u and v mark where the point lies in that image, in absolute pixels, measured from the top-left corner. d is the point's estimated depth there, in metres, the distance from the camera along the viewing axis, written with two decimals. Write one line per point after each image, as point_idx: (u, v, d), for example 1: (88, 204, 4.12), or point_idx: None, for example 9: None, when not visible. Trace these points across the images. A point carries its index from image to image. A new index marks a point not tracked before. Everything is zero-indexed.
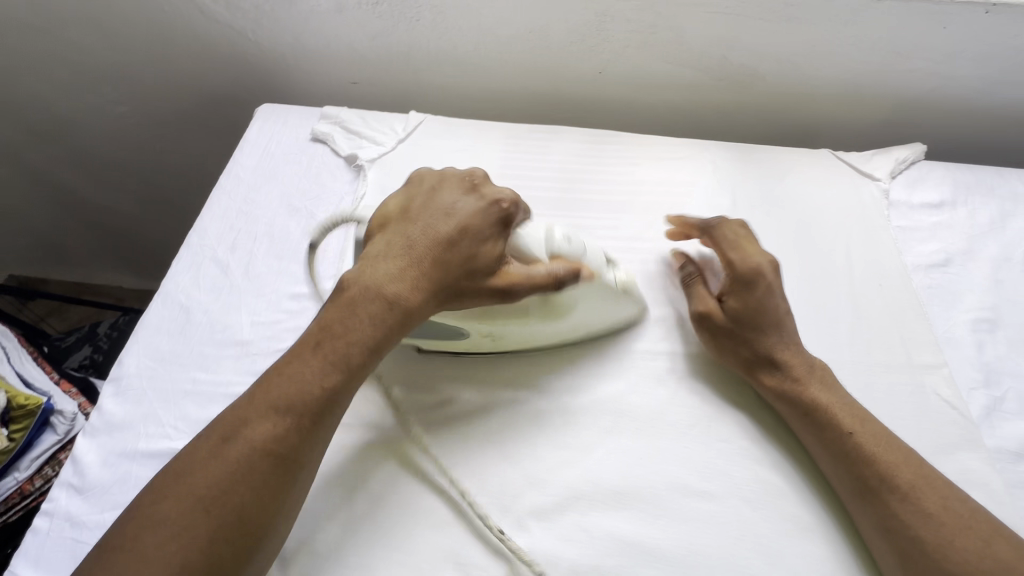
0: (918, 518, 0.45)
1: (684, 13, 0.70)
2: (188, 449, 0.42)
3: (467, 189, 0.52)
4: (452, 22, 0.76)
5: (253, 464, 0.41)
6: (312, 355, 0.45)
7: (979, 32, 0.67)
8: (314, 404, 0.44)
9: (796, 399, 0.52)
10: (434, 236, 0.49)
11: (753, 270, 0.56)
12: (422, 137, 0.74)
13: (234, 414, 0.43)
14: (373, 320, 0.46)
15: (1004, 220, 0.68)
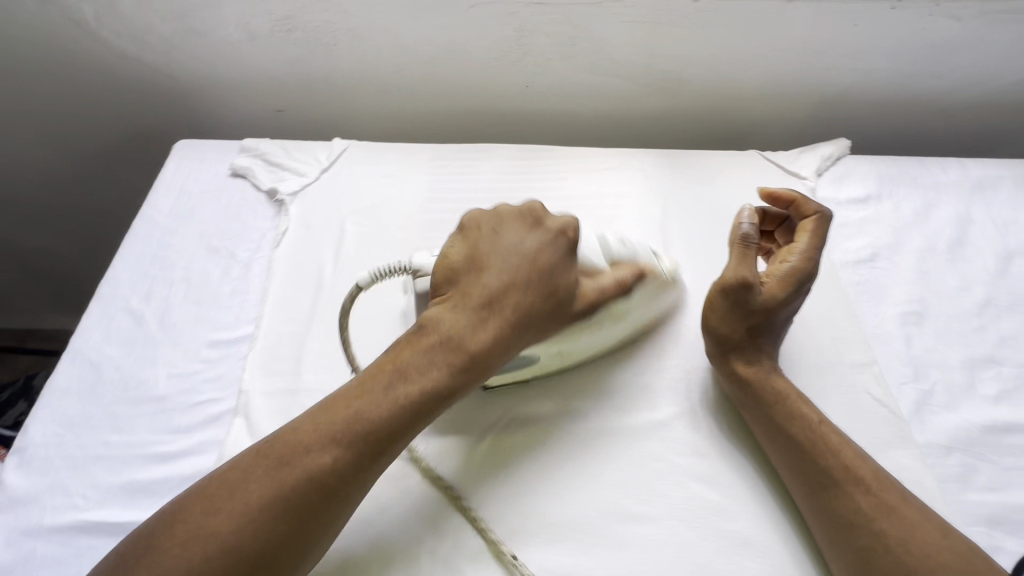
0: (877, 513, 0.45)
1: (603, 24, 0.70)
2: (245, 459, 0.42)
3: (542, 234, 0.52)
4: (371, 45, 0.74)
5: (310, 496, 0.40)
6: (380, 395, 0.44)
7: (888, 27, 0.68)
8: (379, 448, 0.43)
9: (763, 390, 0.52)
10: (518, 281, 0.49)
11: (811, 276, 0.56)
12: (347, 165, 0.72)
13: (295, 436, 0.42)
14: (447, 364, 0.46)
15: (927, 210, 0.69)
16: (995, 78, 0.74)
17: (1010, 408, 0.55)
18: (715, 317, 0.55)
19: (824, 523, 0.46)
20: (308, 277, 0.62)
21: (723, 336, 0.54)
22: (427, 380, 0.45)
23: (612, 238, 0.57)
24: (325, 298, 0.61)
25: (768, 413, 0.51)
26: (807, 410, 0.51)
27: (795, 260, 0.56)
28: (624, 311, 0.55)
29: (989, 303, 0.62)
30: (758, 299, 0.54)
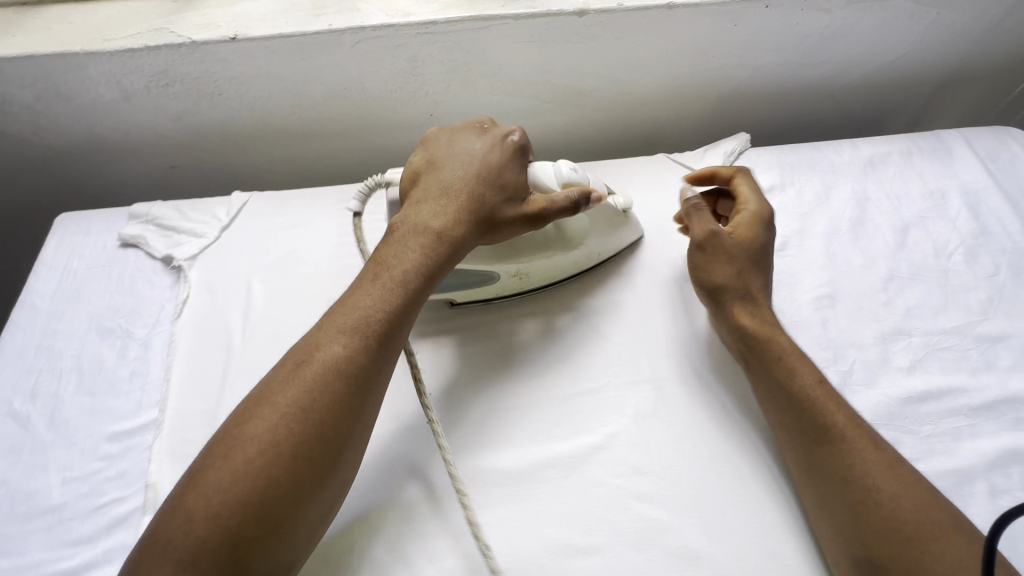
0: (872, 466, 0.47)
1: (495, 46, 0.69)
2: (271, 373, 0.47)
3: (476, 135, 0.59)
4: (258, 91, 0.71)
5: (327, 384, 0.45)
6: (371, 288, 0.50)
7: (766, 25, 0.70)
8: (381, 330, 0.49)
9: (765, 343, 0.54)
10: (470, 174, 0.56)
11: (766, 213, 0.61)
12: (248, 220, 0.69)
13: (308, 343, 0.48)
14: (423, 250, 0.52)
15: (827, 193, 0.72)
16: (873, 59, 0.78)
17: (923, 377, 0.57)
18: (702, 270, 0.58)
19: (820, 482, 0.48)
20: (214, 346, 0.58)
21: (721, 284, 0.57)
22: (407, 267, 0.52)
23: (566, 166, 0.57)
24: (234, 366, 0.57)
25: (769, 365, 0.53)
26: (807, 365, 0.53)
27: (749, 206, 0.61)
28: (581, 232, 0.60)
29: (893, 276, 0.64)
30: (730, 247, 0.58)
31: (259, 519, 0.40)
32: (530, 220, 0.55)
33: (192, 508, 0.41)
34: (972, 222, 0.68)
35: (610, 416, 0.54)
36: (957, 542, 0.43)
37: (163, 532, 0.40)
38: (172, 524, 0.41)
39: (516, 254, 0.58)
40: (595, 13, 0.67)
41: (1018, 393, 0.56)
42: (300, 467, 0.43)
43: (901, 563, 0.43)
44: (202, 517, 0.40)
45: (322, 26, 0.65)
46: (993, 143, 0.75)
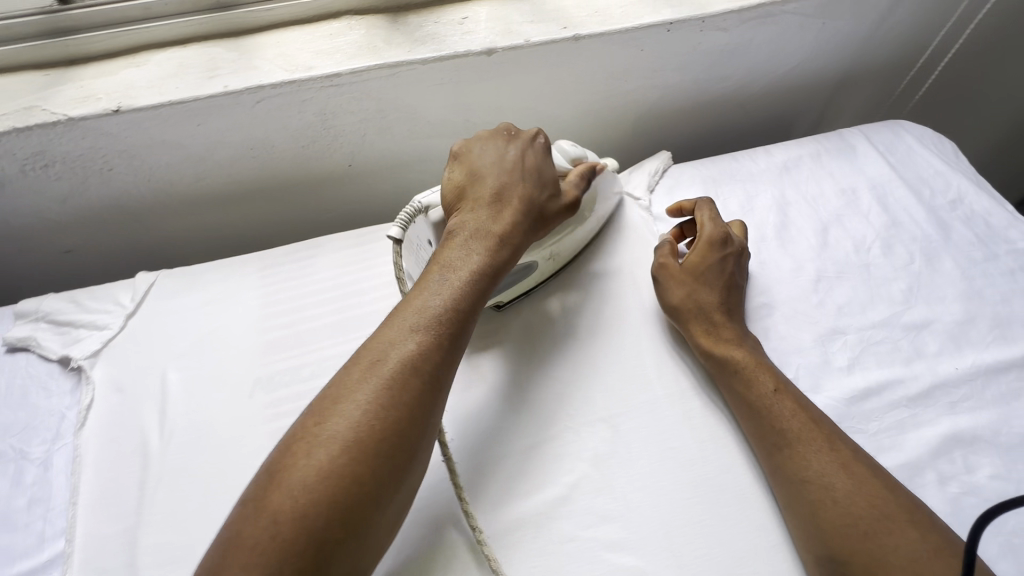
0: (828, 466, 0.48)
1: (406, 92, 0.67)
2: (341, 376, 0.44)
3: (515, 141, 0.58)
4: (155, 161, 0.65)
5: (410, 383, 0.43)
6: (438, 286, 0.48)
7: (671, 46, 0.72)
8: (455, 329, 0.47)
9: (720, 358, 0.55)
10: (518, 176, 0.55)
11: (722, 234, 0.63)
12: (158, 303, 0.63)
13: (379, 342, 0.45)
14: (483, 247, 0.51)
15: (751, 202, 0.74)
16: (773, 69, 0.82)
17: (862, 374, 0.59)
18: (660, 292, 0.61)
19: (782, 486, 0.49)
20: (129, 453, 0.52)
21: (676, 305, 0.59)
22: (471, 264, 0.50)
23: (567, 143, 0.63)
24: (154, 473, 0.51)
25: (730, 380, 0.54)
26: (770, 376, 0.54)
27: (706, 227, 0.64)
28: (591, 209, 0.63)
29: (821, 277, 0.66)
30: (682, 270, 0.62)
31: (344, 523, 0.38)
32: (569, 209, 0.57)
33: (279, 509, 0.37)
34: (883, 215, 0.72)
35: (570, 463, 0.52)
36: (908, 534, 0.44)
37: (243, 539, 0.37)
38: (254, 524, 0.37)
39: (547, 241, 0.60)
40: (504, 50, 0.66)
41: (949, 377, 0.58)
42: (381, 472, 0.40)
43: (859, 558, 0.44)
44: (290, 516, 0.37)
45: (216, 89, 0.60)
46: (889, 137, 0.81)
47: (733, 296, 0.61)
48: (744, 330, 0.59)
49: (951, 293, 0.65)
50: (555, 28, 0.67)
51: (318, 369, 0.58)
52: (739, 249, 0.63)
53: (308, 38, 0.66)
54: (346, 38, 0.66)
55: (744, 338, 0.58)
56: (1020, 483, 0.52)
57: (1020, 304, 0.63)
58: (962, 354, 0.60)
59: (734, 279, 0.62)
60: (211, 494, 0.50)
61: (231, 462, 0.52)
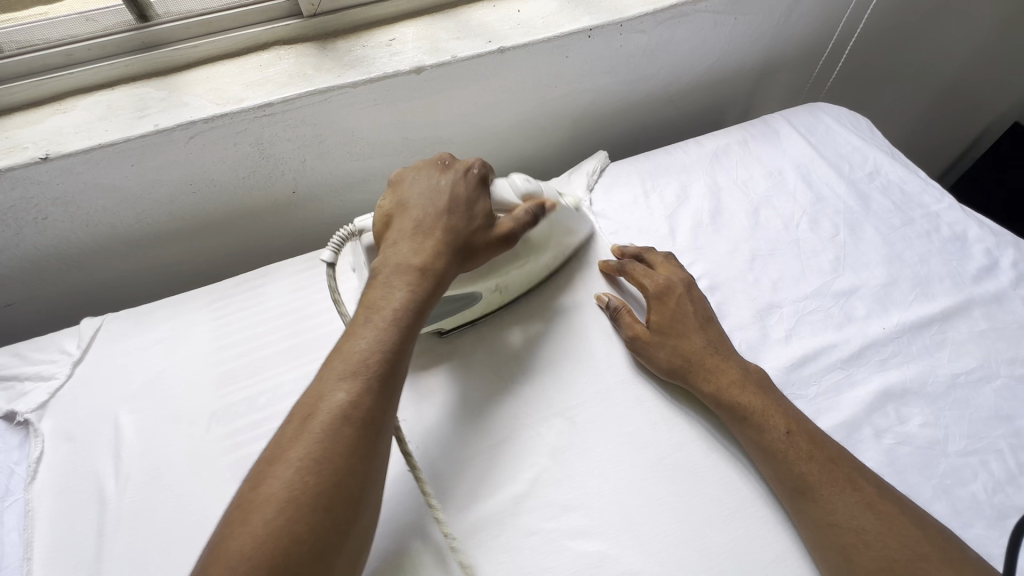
0: (782, 434, 0.51)
1: (341, 115, 0.68)
2: (278, 433, 0.43)
3: (441, 170, 0.59)
4: (91, 206, 0.65)
5: (339, 432, 0.42)
6: (364, 329, 0.48)
7: (594, 51, 0.75)
8: (385, 370, 0.46)
9: (730, 404, 0.54)
10: (445, 207, 0.56)
11: (664, 284, 0.63)
12: (106, 347, 0.62)
13: (310, 394, 0.44)
14: (409, 283, 0.51)
15: (685, 191, 0.77)
16: (695, 65, 0.86)
17: (798, 343, 0.62)
18: (647, 362, 0.59)
19: (810, 530, 0.47)
20: (85, 501, 0.51)
21: (667, 368, 0.57)
22: (398, 303, 0.49)
23: (520, 179, 0.62)
24: (111, 518, 0.50)
25: (698, 381, 0.56)
26: (732, 368, 0.56)
27: (650, 281, 0.64)
28: (544, 240, 0.64)
29: (756, 256, 0.70)
30: (654, 330, 0.60)
31: None
32: (506, 239, 0.57)
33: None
34: (808, 192, 0.76)
35: (531, 459, 0.54)
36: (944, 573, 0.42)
37: None
38: None
39: (494, 272, 0.60)
40: (432, 67, 0.68)
41: (877, 336, 0.62)
42: (318, 526, 0.39)
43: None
44: None
45: (147, 128, 0.61)
46: (809, 119, 0.85)
47: (715, 338, 0.59)
48: (748, 366, 0.58)
49: (874, 259, 0.69)
50: (480, 42, 0.70)
51: (274, 395, 0.58)
52: (691, 287, 0.63)
53: (237, 71, 0.66)
54: (276, 68, 0.67)
55: (750, 375, 0.56)
56: (947, 428, 0.55)
57: (937, 263, 0.68)
58: (888, 314, 0.64)
59: (701, 321, 0.61)
60: (171, 532, 0.49)
61: (192, 497, 0.51)
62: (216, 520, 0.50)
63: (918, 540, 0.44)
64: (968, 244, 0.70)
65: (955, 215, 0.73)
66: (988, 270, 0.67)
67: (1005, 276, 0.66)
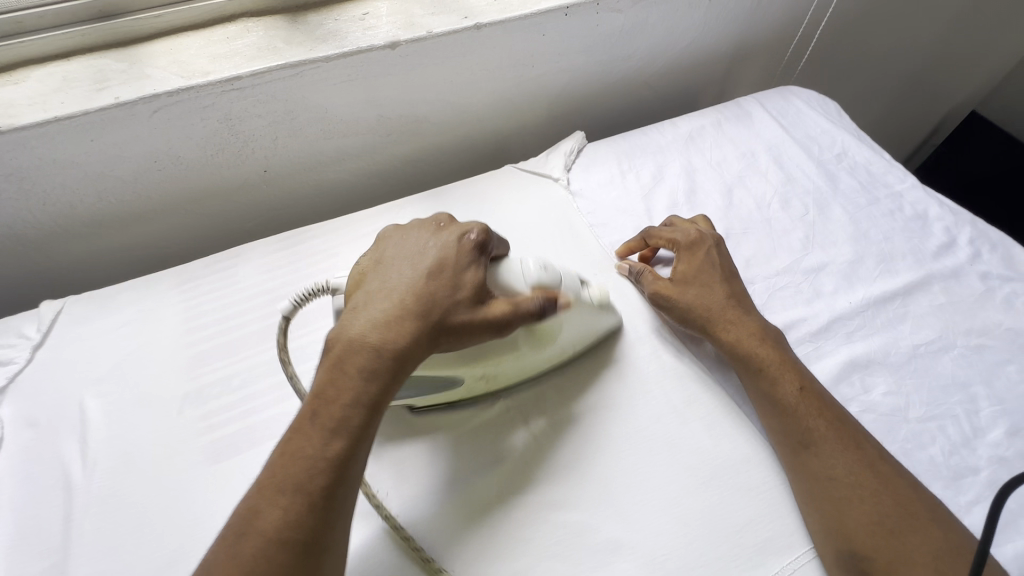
0: (795, 390, 0.53)
1: (313, 91, 0.66)
2: (214, 541, 0.41)
3: (438, 231, 0.53)
4: (47, 183, 0.62)
5: (271, 560, 0.38)
6: (309, 429, 0.42)
7: (571, 29, 0.75)
8: (325, 485, 0.41)
9: (746, 357, 0.55)
10: (418, 275, 0.49)
11: (696, 238, 0.64)
12: (68, 331, 0.60)
13: (248, 502, 0.41)
14: (362, 372, 0.44)
15: (661, 171, 0.78)
16: (671, 46, 0.86)
17: (771, 318, 0.64)
18: (669, 310, 0.61)
19: (808, 483, 0.49)
20: (49, 488, 0.49)
21: (687, 315, 0.59)
22: (347, 399, 0.43)
23: (533, 263, 0.52)
24: (78, 504, 0.49)
25: (717, 332, 0.58)
26: (752, 324, 0.58)
27: (679, 235, 0.65)
28: (553, 333, 0.54)
29: (729, 234, 0.72)
30: (681, 280, 0.62)
31: None
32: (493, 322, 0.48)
33: None
34: (779, 172, 0.78)
35: (532, 433, 0.54)
36: (931, 531, 0.45)
37: None
38: None
39: (482, 359, 0.52)
40: (408, 43, 0.66)
41: (844, 310, 0.64)
42: None
43: (885, 556, 0.44)
44: None
45: (107, 101, 0.58)
46: (780, 102, 0.87)
47: (740, 294, 0.60)
48: (768, 325, 0.59)
49: (841, 237, 0.71)
50: (456, 18, 0.68)
51: (248, 377, 0.57)
52: (718, 247, 0.64)
53: (203, 43, 0.64)
54: (244, 40, 0.64)
55: (767, 333, 0.57)
56: (909, 396, 0.58)
57: (900, 240, 0.71)
58: (854, 289, 0.66)
59: (729, 276, 0.62)
60: (144, 516, 0.48)
61: (165, 481, 0.50)
62: (191, 502, 0.49)
63: (888, 500, 0.46)
64: (929, 222, 0.73)
65: (917, 195, 0.75)
66: (947, 247, 0.70)
67: (962, 252, 0.69)
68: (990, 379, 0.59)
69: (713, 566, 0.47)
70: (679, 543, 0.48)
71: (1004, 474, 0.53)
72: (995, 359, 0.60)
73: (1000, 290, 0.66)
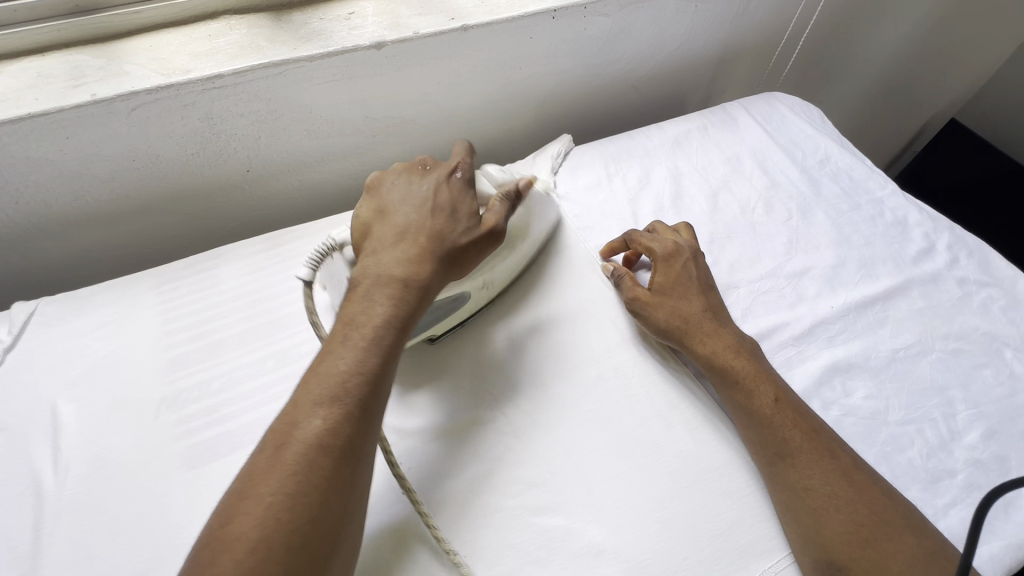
0: (770, 402, 0.53)
1: (296, 91, 0.65)
2: (246, 465, 0.40)
3: (424, 174, 0.55)
4: (20, 180, 0.60)
5: (313, 463, 0.39)
6: (342, 347, 0.44)
7: (559, 32, 0.75)
8: (364, 394, 0.42)
9: (722, 370, 0.56)
10: (428, 213, 0.52)
11: (672, 247, 0.64)
12: (41, 333, 0.58)
13: (280, 422, 0.41)
14: (390, 296, 0.47)
15: (647, 175, 0.78)
16: (658, 51, 0.87)
17: (754, 321, 0.64)
18: (645, 323, 0.60)
19: (783, 494, 0.49)
20: (19, 495, 0.48)
21: (664, 328, 0.59)
22: (377, 319, 0.46)
23: (493, 169, 0.63)
24: (49, 511, 0.47)
25: (693, 344, 0.58)
26: (728, 335, 0.58)
27: (656, 243, 0.65)
28: (523, 229, 0.63)
29: (714, 238, 0.72)
30: (657, 291, 0.62)
31: None
32: (492, 236, 0.54)
33: None
34: (764, 177, 0.79)
35: (512, 439, 0.54)
36: (906, 539, 0.45)
37: None
38: None
39: (477, 266, 0.59)
40: (393, 43, 0.66)
41: (826, 315, 0.65)
42: (295, 563, 0.36)
43: (861, 563, 0.44)
44: None
45: (83, 98, 0.57)
46: (766, 109, 0.88)
47: (714, 305, 0.61)
48: (743, 337, 0.59)
49: (824, 242, 0.72)
50: (443, 19, 0.68)
51: (227, 380, 0.56)
52: (694, 257, 0.64)
53: (184, 40, 0.63)
54: (226, 38, 0.63)
55: (743, 346, 0.57)
56: (888, 399, 0.58)
57: (881, 246, 0.72)
58: (835, 293, 0.67)
59: (704, 286, 0.62)
60: (118, 523, 0.47)
61: (141, 487, 0.49)
62: (166, 510, 0.48)
63: (865, 506, 0.47)
64: (909, 228, 0.74)
65: (898, 201, 0.77)
66: (926, 252, 0.71)
67: (941, 258, 0.71)
68: (967, 383, 0.60)
69: (695, 569, 0.47)
70: (662, 546, 0.48)
71: (979, 477, 0.54)
72: (972, 363, 0.62)
73: (977, 295, 0.67)
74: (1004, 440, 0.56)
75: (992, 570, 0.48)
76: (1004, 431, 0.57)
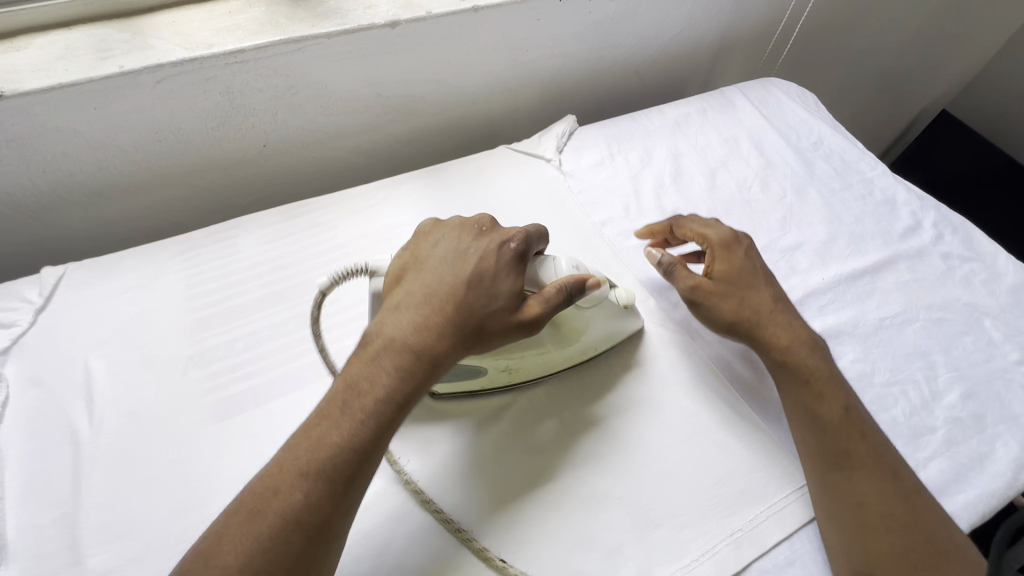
0: (840, 411, 0.53)
1: (313, 67, 0.68)
2: (218, 519, 0.39)
3: (477, 237, 0.52)
4: (47, 148, 0.62)
5: (280, 543, 0.38)
6: (339, 417, 0.42)
7: (565, 15, 0.78)
8: (348, 475, 0.41)
9: (792, 369, 0.56)
10: (456, 280, 0.49)
11: (732, 238, 0.65)
12: (70, 295, 0.61)
13: (263, 481, 0.40)
14: (398, 370, 0.44)
15: (649, 155, 0.81)
16: (659, 36, 0.90)
17: None
18: (709, 312, 0.61)
19: (835, 503, 0.49)
20: (58, 442, 0.51)
21: (731, 320, 0.60)
22: (378, 394, 0.43)
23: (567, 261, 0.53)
24: (86, 458, 0.50)
25: (762, 337, 0.58)
26: (794, 331, 0.58)
27: (712, 233, 0.65)
28: (579, 328, 0.56)
29: (712, 215, 0.75)
30: (721, 283, 0.62)
31: None
32: (529, 324, 0.49)
33: None
34: (760, 158, 0.82)
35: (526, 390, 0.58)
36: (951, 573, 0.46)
37: None
38: None
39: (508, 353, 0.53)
40: (407, 23, 0.68)
41: (818, 286, 0.68)
42: None
43: None
44: None
45: (112, 69, 0.59)
46: (763, 93, 0.91)
47: (781, 302, 0.61)
48: (804, 333, 0.59)
49: (816, 218, 0.75)
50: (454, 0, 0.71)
51: (251, 340, 0.59)
52: (751, 251, 0.65)
53: (205, 16, 0.65)
54: (247, 15, 0.66)
55: (808, 344, 0.58)
56: (875, 363, 0.62)
57: (870, 223, 0.75)
58: (827, 267, 0.70)
59: (768, 284, 0.62)
60: (152, 470, 0.50)
61: (172, 436, 0.52)
62: (197, 459, 0.51)
63: (913, 527, 0.47)
64: (896, 207, 0.77)
65: (887, 182, 0.80)
66: (913, 229, 0.75)
67: (926, 234, 0.74)
68: (948, 349, 0.64)
69: (694, 513, 0.51)
70: (664, 493, 0.52)
71: (958, 433, 0.58)
72: (954, 331, 0.65)
73: (960, 269, 0.71)
74: (981, 400, 0.60)
75: (966, 514, 0.53)
76: (982, 392, 0.61)
